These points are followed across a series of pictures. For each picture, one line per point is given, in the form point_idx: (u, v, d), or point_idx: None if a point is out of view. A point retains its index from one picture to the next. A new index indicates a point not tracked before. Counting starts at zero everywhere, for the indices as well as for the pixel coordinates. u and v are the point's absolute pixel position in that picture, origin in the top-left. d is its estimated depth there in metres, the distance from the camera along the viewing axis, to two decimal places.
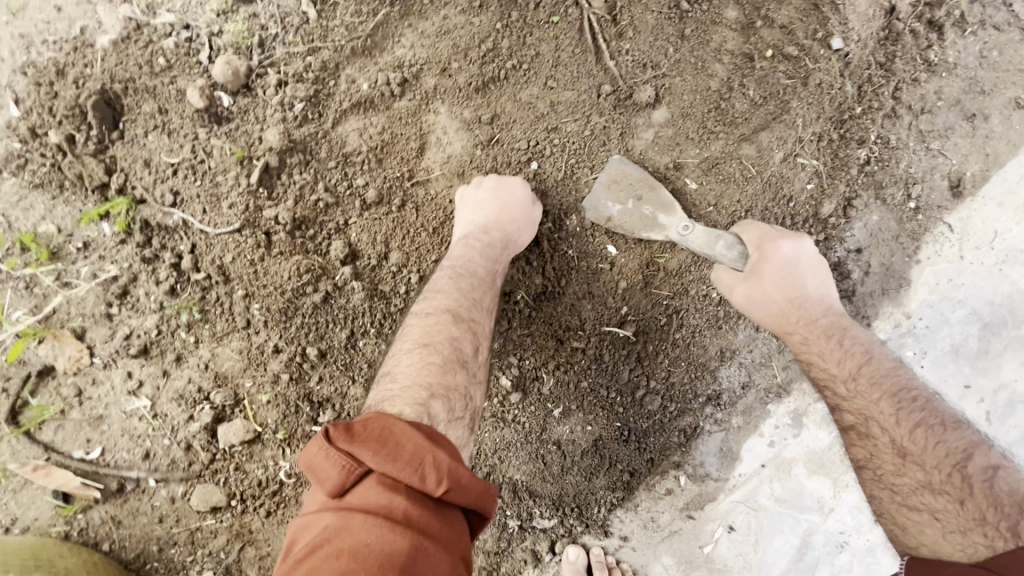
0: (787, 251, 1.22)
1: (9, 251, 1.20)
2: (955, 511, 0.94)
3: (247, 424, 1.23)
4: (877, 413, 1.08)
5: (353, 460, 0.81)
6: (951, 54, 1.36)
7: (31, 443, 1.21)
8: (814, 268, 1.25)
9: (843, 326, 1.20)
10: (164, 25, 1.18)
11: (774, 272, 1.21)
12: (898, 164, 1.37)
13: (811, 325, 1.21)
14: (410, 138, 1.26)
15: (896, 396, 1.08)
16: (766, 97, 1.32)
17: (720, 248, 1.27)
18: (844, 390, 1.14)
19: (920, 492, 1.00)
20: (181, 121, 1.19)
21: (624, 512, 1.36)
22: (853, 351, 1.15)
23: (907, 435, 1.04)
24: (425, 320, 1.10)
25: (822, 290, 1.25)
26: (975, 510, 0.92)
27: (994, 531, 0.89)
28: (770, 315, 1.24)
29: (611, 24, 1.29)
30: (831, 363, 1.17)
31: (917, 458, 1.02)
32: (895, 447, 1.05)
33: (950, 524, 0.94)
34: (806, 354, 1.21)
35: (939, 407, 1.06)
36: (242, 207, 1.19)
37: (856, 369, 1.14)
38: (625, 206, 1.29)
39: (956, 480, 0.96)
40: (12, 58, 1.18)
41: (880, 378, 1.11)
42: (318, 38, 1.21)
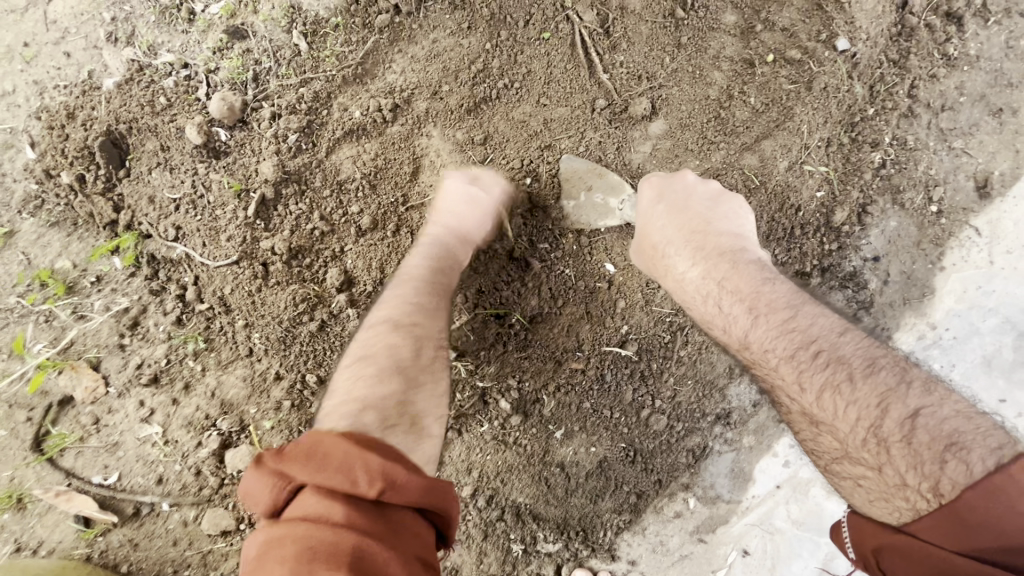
0: (654, 191, 1.20)
1: (29, 286, 1.26)
2: (875, 478, 0.80)
3: (253, 449, 1.25)
4: (781, 381, 0.95)
5: (284, 478, 0.74)
6: (972, 47, 1.28)
7: (54, 469, 1.27)
8: (697, 203, 1.17)
9: (728, 265, 1.09)
10: (164, 65, 1.23)
11: (650, 222, 1.18)
12: (917, 166, 1.30)
13: (696, 274, 1.11)
14: (403, 162, 1.26)
15: (793, 356, 0.93)
16: (768, 103, 1.27)
17: (630, 211, 1.27)
18: (746, 356, 1.03)
19: (841, 460, 0.87)
20: (182, 157, 1.23)
21: (631, 535, 1.32)
22: (737, 308, 1.04)
23: (812, 400, 0.89)
24: (365, 333, 1.05)
25: (711, 224, 1.15)
26: (892, 475, 0.77)
27: (916, 494, 0.74)
28: (662, 275, 1.17)
29: (604, 38, 1.27)
30: (721, 326, 1.07)
31: (828, 426, 0.87)
32: (804, 413, 0.92)
33: (873, 492, 0.81)
34: (698, 315, 1.13)
35: (843, 354, 0.89)
36: (239, 239, 1.22)
37: (746, 333, 1.02)
38: (579, 199, 1.27)
39: (871, 446, 0.81)
40: (27, 104, 1.25)
41: (773, 343, 0.97)
42: (310, 69, 1.23)
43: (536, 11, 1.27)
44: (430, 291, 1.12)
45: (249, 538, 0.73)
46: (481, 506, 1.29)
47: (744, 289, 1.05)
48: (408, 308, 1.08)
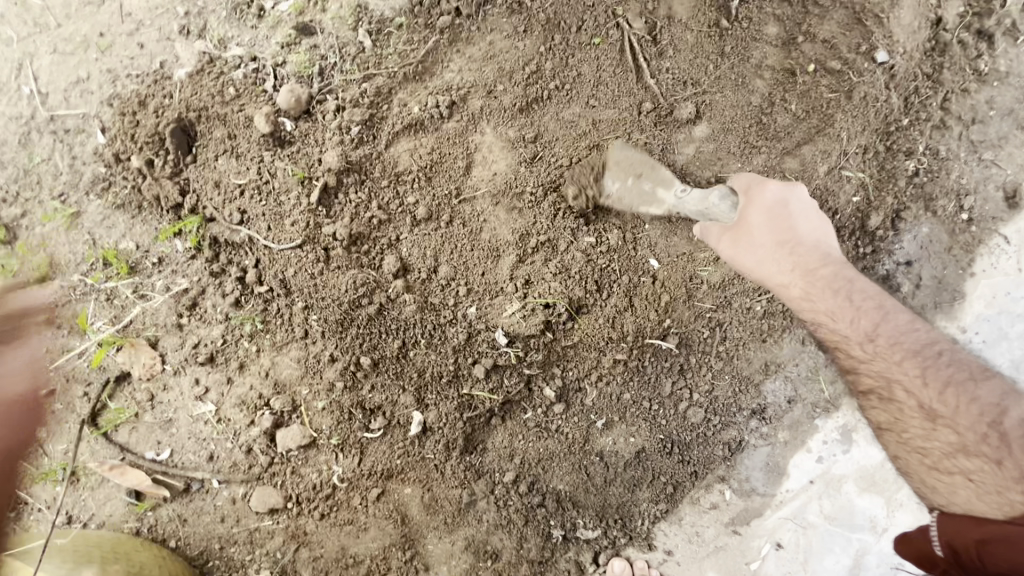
0: (776, 196, 1.22)
1: (93, 265, 1.30)
2: (993, 471, 1.00)
3: (304, 429, 1.30)
4: (901, 377, 1.10)
5: None
6: (1002, 63, 1.34)
7: (108, 444, 1.30)
8: (811, 214, 1.23)
9: (848, 272, 1.17)
10: (234, 58, 1.29)
11: (763, 219, 1.21)
12: (949, 175, 1.35)
13: (812, 276, 1.18)
14: (457, 157, 1.31)
15: (918, 355, 1.09)
16: (808, 111, 1.32)
17: (715, 201, 1.24)
18: (862, 351, 1.13)
19: (954, 455, 1.05)
20: (249, 145, 1.28)
21: (667, 525, 1.36)
22: (865, 308, 1.14)
23: (934, 394, 1.06)
24: None
25: (820, 239, 1.23)
26: (1014, 469, 0.97)
27: None
28: (773, 272, 1.20)
29: (652, 44, 1.33)
30: (842, 322, 1.14)
31: (949, 420, 1.05)
32: (921, 408, 1.08)
33: (984, 485, 1.00)
34: (812, 313, 1.18)
35: (961, 359, 1.09)
36: (303, 224, 1.27)
37: (873, 330, 1.12)
38: (626, 183, 1.30)
39: (995, 440, 1.01)
40: (100, 91, 1.30)
41: (901, 340, 1.11)
42: (373, 65, 1.29)
43: (588, 17, 1.32)
44: None
45: None
46: (523, 491, 1.34)
47: (867, 293, 1.16)
48: None
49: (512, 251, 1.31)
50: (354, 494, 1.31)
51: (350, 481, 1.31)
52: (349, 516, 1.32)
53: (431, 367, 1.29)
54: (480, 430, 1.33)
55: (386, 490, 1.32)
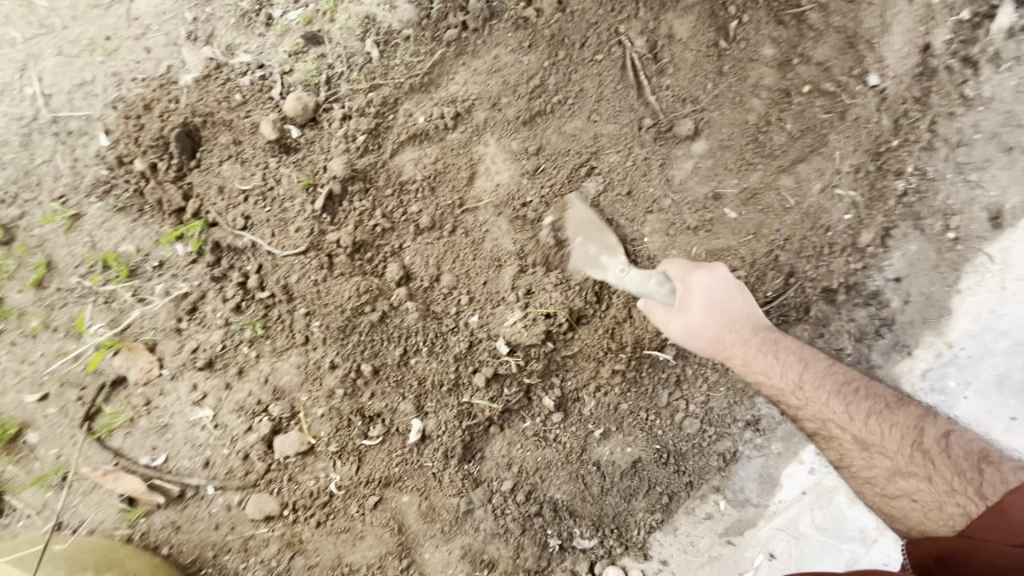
0: (707, 282, 1.25)
1: (92, 268, 1.29)
2: (930, 487, 0.98)
3: (302, 435, 1.29)
4: (832, 416, 1.11)
5: None
6: (987, 89, 1.38)
7: (101, 448, 1.29)
8: (738, 292, 1.26)
9: (774, 338, 1.22)
10: (241, 64, 1.30)
11: (700, 302, 1.24)
12: (937, 195, 1.40)
13: (752, 343, 1.22)
14: (461, 167, 1.33)
15: (842, 391, 1.12)
16: (803, 131, 1.36)
17: (652, 286, 1.30)
18: (796, 399, 1.16)
19: (892, 480, 1.03)
20: (254, 151, 1.29)
21: (663, 535, 1.37)
22: (790, 361, 1.18)
23: (862, 428, 1.08)
24: None
25: (748, 313, 1.26)
26: (945, 484, 0.96)
27: (965, 498, 0.93)
28: (704, 343, 1.24)
29: (652, 62, 1.36)
30: (776, 375, 1.18)
31: (878, 448, 1.05)
32: (856, 441, 1.08)
33: (929, 502, 0.98)
34: (752, 374, 1.21)
35: (876, 390, 1.12)
36: (308, 231, 1.29)
37: (800, 379, 1.16)
38: (576, 242, 1.34)
39: (919, 459, 1.01)
40: (105, 94, 1.30)
41: (825, 380, 1.14)
42: (379, 75, 1.31)
43: (591, 35, 1.35)
44: None
45: None
46: (520, 500, 1.34)
47: (797, 351, 1.20)
48: None
49: (513, 261, 1.32)
50: (351, 502, 1.31)
51: (348, 489, 1.31)
52: (345, 523, 1.31)
53: (431, 375, 1.30)
54: (479, 438, 1.34)
55: (384, 498, 1.32)
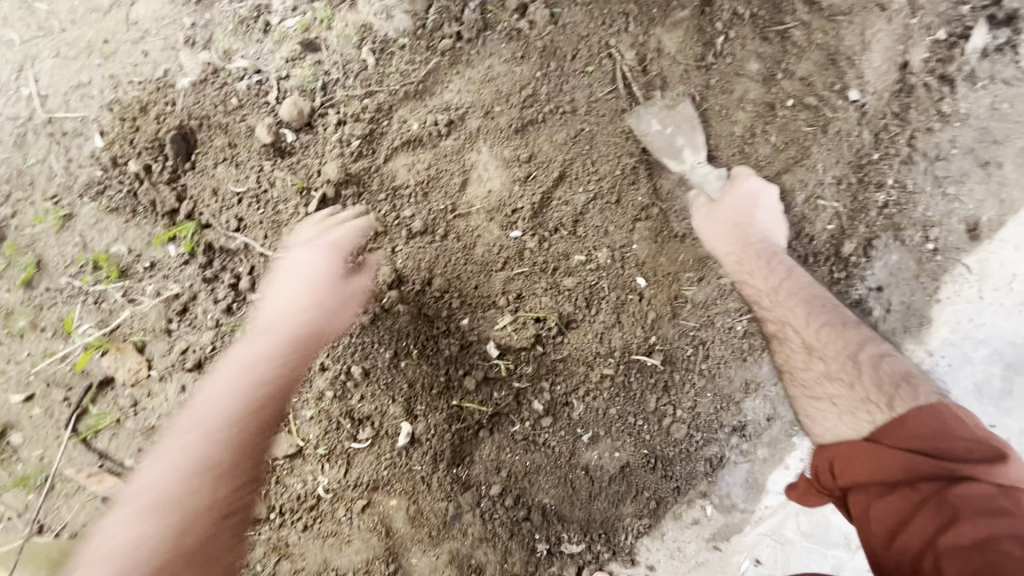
0: (753, 186, 1.36)
1: (83, 268, 1.29)
2: (853, 394, 1.08)
3: (291, 438, 1.30)
4: (793, 318, 1.22)
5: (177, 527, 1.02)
6: (962, 105, 1.42)
7: (86, 449, 1.28)
8: (767, 208, 1.36)
9: (772, 256, 1.31)
10: (238, 69, 1.32)
11: (734, 201, 1.34)
12: (916, 208, 1.43)
13: (746, 250, 1.32)
14: (453, 173, 1.35)
15: (810, 303, 1.22)
16: (787, 143, 1.40)
17: (712, 181, 1.39)
18: (766, 303, 1.27)
19: (823, 383, 1.14)
20: (249, 154, 1.31)
21: (650, 540, 1.38)
22: (778, 269, 1.28)
23: (814, 334, 1.18)
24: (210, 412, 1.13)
25: (768, 232, 1.35)
26: (864, 392, 1.07)
27: (877, 409, 1.03)
28: (714, 238, 1.34)
29: (642, 75, 1.39)
30: (757, 279, 1.29)
31: (821, 352, 1.16)
32: (804, 344, 1.19)
33: (844, 407, 1.08)
34: (739, 274, 1.32)
35: (841, 313, 1.21)
36: (300, 233, 1.30)
37: (778, 284, 1.27)
38: (664, 126, 1.38)
39: (851, 367, 1.12)
40: (101, 96, 1.31)
41: (797, 291, 1.24)
42: (375, 83, 1.33)
43: (582, 47, 1.37)
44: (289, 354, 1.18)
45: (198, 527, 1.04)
46: (508, 504, 1.35)
47: (782, 268, 1.28)
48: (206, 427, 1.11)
49: (503, 267, 1.34)
50: (338, 505, 1.31)
51: (336, 492, 1.31)
52: (332, 527, 1.31)
53: (422, 378, 1.32)
54: (468, 442, 1.34)
55: (372, 501, 1.32)
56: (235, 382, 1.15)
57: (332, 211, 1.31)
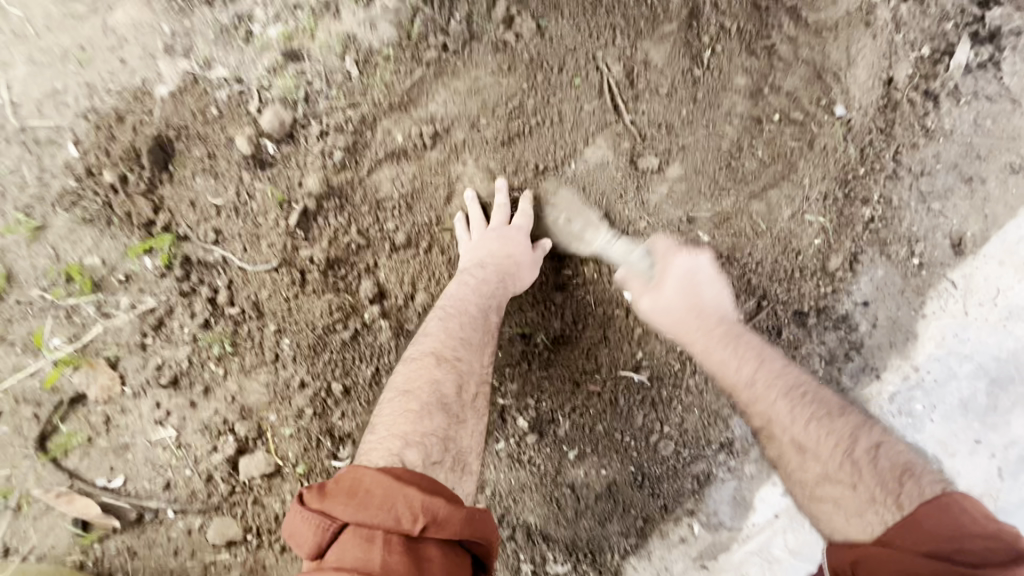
0: (683, 264, 1.31)
1: (55, 281, 1.26)
2: (854, 495, 0.97)
3: (269, 457, 1.27)
4: (776, 415, 1.09)
5: (327, 518, 0.86)
6: (947, 121, 1.43)
7: (56, 469, 1.24)
8: (709, 287, 1.29)
9: (732, 337, 1.21)
10: (218, 78, 1.29)
11: (674, 281, 1.28)
12: (901, 223, 1.44)
13: (710, 331, 1.22)
14: (439, 186, 1.34)
15: (788, 393, 1.10)
16: (774, 158, 1.40)
17: (635, 258, 1.34)
18: (745, 395, 1.14)
19: (822, 483, 1.02)
20: (229, 166, 1.28)
21: (637, 559, 1.37)
22: (747, 354, 1.17)
23: (802, 430, 1.06)
24: (409, 366, 1.16)
25: (721, 302, 1.29)
26: (867, 491, 0.96)
27: (884, 508, 0.93)
28: (672, 323, 1.26)
29: (629, 88, 1.37)
30: (732, 369, 1.17)
31: (813, 451, 1.04)
32: (794, 443, 1.06)
33: (850, 507, 0.97)
34: (710, 363, 1.21)
35: (823, 394, 1.11)
36: (280, 247, 1.28)
37: (752, 374, 1.14)
38: (564, 209, 1.36)
39: (847, 465, 1.00)
40: (76, 104, 1.28)
41: (774, 379, 1.13)
42: (358, 93, 1.31)
43: (570, 59, 1.35)
44: (473, 327, 1.20)
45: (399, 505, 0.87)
46: None
47: (750, 353, 1.18)
48: (439, 377, 1.14)
49: None
50: None
51: None
52: None
53: None
54: None
55: None
56: (432, 343, 1.18)
57: (503, 189, 1.32)
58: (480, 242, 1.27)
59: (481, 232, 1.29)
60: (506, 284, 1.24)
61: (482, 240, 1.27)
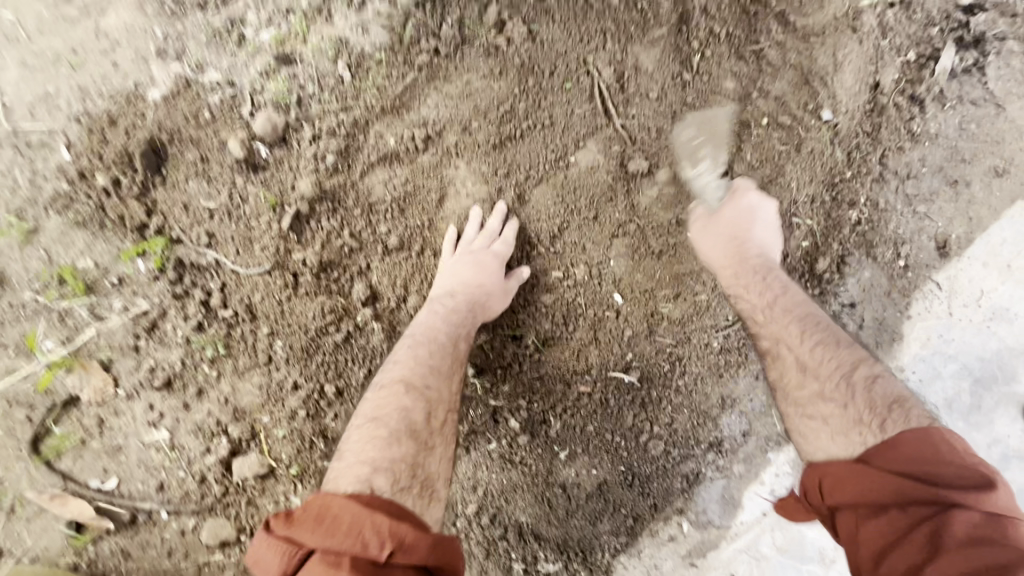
0: (751, 201, 1.35)
1: (47, 284, 1.26)
2: (845, 413, 1.04)
3: (262, 458, 1.28)
4: (787, 336, 1.18)
5: (294, 544, 0.85)
6: (932, 125, 1.45)
7: (49, 471, 1.25)
8: (759, 225, 1.34)
9: (759, 273, 1.29)
10: (211, 82, 1.29)
11: (732, 212, 1.34)
12: (887, 226, 1.46)
13: (739, 262, 1.30)
14: (431, 189, 1.35)
15: (802, 320, 1.19)
16: (762, 161, 1.41)
17: (717, 194, 1.38)
18: (761, 318, 1.24)
19: (816, 402, 1.09)
20: (221, 169, 1.29)
21: (627, 557, 1.39)
22: (773, 284, 1.26)
23: (808, 353, 1.14)
24: (378, 394, 1.16)
25: (765, 245, 1.34)
26: (856, 412, 1.02)
27: (866, 429, 0.99)
28: (710, 251, 1.34)
29: (619, 91, 1.38)
30: (754, 294, 1.26)
31: (815, 371, 1.11)
32: (799, 364, 1.14)
33: (836, 426, 1.03)
34: (733, 287, 1.30)
35: (836, 330, 1.17)
36: (273, 250, 1.28)
37: (772, 301, 1.24)
38: (693, 132, 1.39)
39: (844, 386, 1.07)
40: (68, 107, 1.28)
41: (792, 308, 1.21)
42: (351, 97, 1.32)
43: (561, 63, 1.36)
44: (442, 353, 1.22)
45: (367, 530, 0.87)
46: (484, 523, 1.36)
47: (773, 283, 1.27)
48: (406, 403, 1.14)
49: None
50: None
51: None
52: None
53: None
54: None
55: None
56: (402, 368, 1.19)
57: (502, 215, 1.34)
58: (451, 271, 1.29)
59: (453, 260, 1.31)
60: (474, 313, 1.26)
61: (453, 269, 1.29)
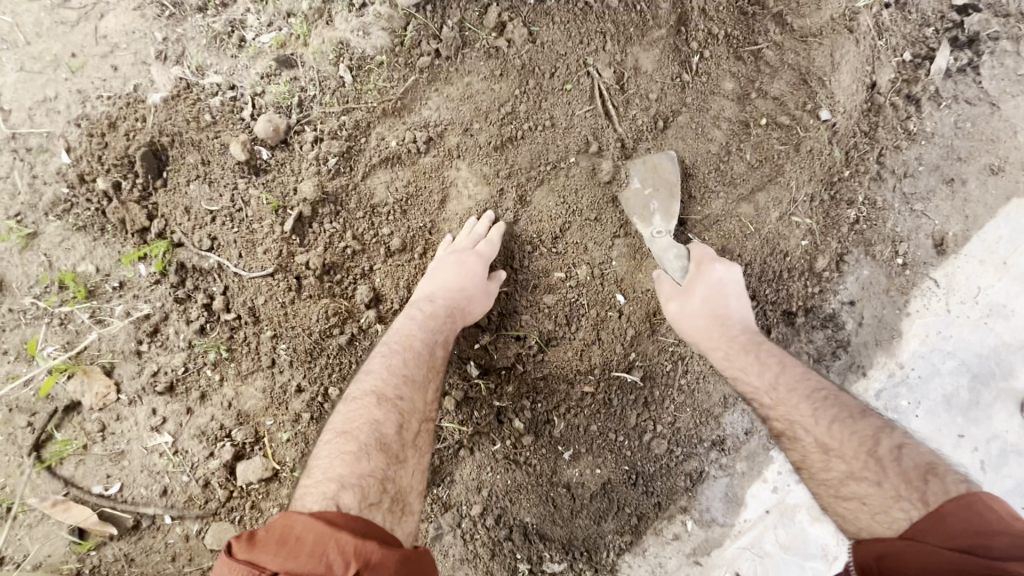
0: (718, 274, 1.29)
1: (47, 289, 1.25)
2: (880, 490, 0.92)
3: (266, 461, 1.27)
4: (799, 417, 1.08)
5: (255, 568, 0.76)
6: (928, 124, 1.47)
7: (51, 477, 1.24)
8: (736, 296, 1.29)
9: (752, 347, 1.22)
10: (212, 85, 1.29)
11: (703, 290, 1.27)
12: (885, 224, 1.47)
13: (733, 342, 1.24)
14: (433, 191, 1.35)
15: (808, 396, 1.10)
16: (762, 161, 1.42)
17: (671, 258, 1.34)
18: (769, 401, 1.15)
19: (847, 482, 0.98)
20: (223, 172, 1.28)
21: (632, 556, 1.39)
22: (769, 362, 1.19)
23: (825, 432, 1.04)
24: (348, 408, 1.10)
25: (744, 318, 1.29)
26: (891, 487, 0.91)
27: (908, 504, 0.87)
28: (695, 331, 1.28)
29: (619, 92, 1.39)
30: (754, 374, 1.18)
31: (836, 450, 1.01)
32: (819, 444, 1.04)
33: (874, 504, 0.91)
34: (731, 371, 1.22)
35: (844, 399, 1.09)
36: (276, 252, 1.28)
37: (774, 379, 1.16)
38: (641, 188, 1.38)
39: (871, 462, 0.96)
40: (67, 110, 1.27)
41: (796, 385, 1.13)
42: (352, 99, 1.32)
43: (561, 65, 1.37)
44: (421, 362, 1.19)
45: (333, 547, 0.79)
46: (489, 524, 1.36)
47: (771, 359, 1.19)
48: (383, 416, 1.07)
49: None
50: None
51: None
52: None
53: None
54: (449, 462, 1.37)
55: None
56: (378, 381, 1.13)
57: (488, 221, 1.34)
58: (431, 277, 1.29)
59: (434, 266, 1.30)
60: (452, 317, 1.25)
61: (433, 277, 1.28)
